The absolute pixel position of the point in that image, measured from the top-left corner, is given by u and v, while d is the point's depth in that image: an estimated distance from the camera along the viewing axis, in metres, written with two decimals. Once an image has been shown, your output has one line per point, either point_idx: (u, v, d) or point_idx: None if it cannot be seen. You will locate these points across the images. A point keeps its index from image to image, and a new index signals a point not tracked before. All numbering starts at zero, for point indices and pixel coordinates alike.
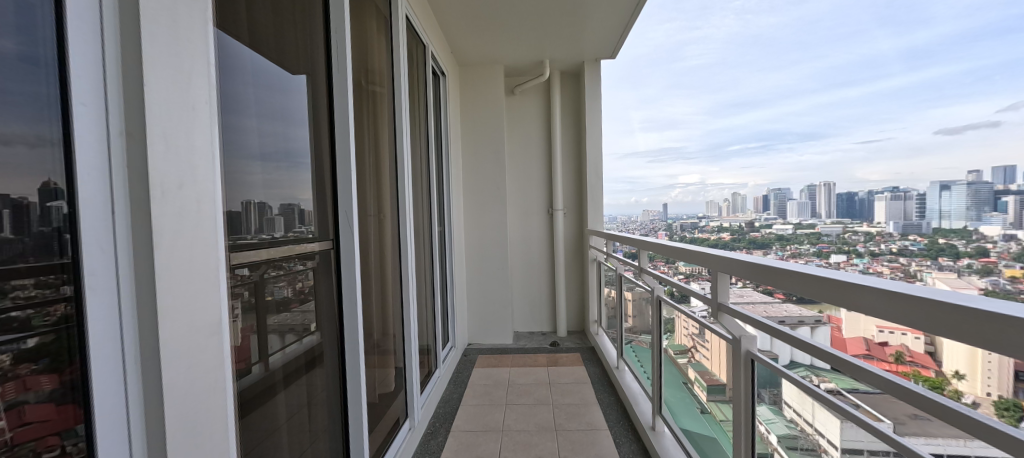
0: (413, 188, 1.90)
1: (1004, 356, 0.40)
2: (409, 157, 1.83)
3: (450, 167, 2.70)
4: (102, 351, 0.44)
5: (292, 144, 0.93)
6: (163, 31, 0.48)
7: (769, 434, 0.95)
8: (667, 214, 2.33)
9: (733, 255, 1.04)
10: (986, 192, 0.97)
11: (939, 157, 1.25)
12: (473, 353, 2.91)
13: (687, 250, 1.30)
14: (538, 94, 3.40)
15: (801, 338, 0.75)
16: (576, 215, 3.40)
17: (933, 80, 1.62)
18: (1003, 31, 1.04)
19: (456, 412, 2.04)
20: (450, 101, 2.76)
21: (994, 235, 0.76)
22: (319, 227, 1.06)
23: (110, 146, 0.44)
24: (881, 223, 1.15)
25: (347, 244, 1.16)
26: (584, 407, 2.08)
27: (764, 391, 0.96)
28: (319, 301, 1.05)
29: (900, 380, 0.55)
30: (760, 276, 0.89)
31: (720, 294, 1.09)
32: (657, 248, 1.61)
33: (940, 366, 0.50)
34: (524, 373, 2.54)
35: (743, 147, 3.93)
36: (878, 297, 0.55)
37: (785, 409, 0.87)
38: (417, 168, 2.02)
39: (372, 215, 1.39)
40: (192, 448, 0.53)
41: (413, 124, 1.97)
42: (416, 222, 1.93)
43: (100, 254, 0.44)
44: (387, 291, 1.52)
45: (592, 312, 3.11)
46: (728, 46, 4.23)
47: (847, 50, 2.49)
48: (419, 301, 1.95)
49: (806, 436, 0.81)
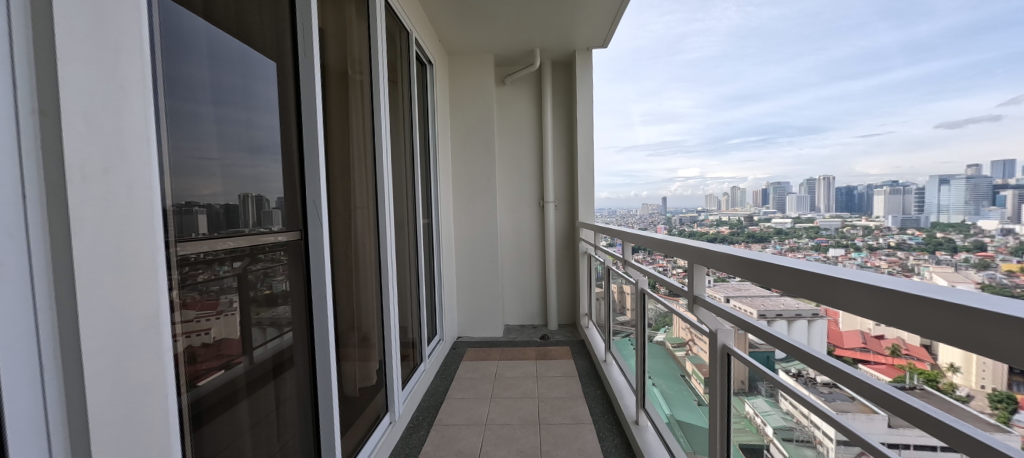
0: (396, 183, 1.87)
1: (998, 360, 0.40)
2: (391, 151, 1.82)
3: (437, 158, 2.67)
4: (16, 341, 0.43)
5: (256, 131, 0.90)
6: (79, 4, 0.48)
7: (765, 425, 0.96)
8: (667, 210, 2.40)
9: (732, 250, 1.02)
10: (986, 187, 0.98)
11: (938, 150, 1.25)
12: (462, 346, 2.92)
13: (684, 244, 1.28)
14: (529, 85, 3.37)
15: (795, 342, 0.77)
16: (567, 207, 3.39)
17: (937, 73, 1.61)
18: (1006, 23, 1.03)
19: (440, 405, 2.06)
20: (437, 90, 2.71)
21: (993, 229, 0.77)
22: (288, 218, 1.03)
23: (18, 124, 0.43)
24: (881, 217, 1.18)
25: (317, 236, 1.11)
26: (570, 401, 2.10)
27: (761, 384, 0.96)
28: (295, 296, 1.05)
29: (874, 383, 0.58)
30: (756, 271, 0.87)
31: (696, 288, 1.20)
32: (654, 242, 1.57)
33: (937, 359, 0.50)
34: (512, 367, 2.55)
35: (742, 140, 3.91)
36: (859, 291, 0.56)
37: (782, 401, 0.88)
38: (400, 158, 1.98)
39: (354, 208, 1.39)
40: (118, 445, 0.52)
41: (394, 114, 1.93)
42: (399, 217, 1.91)
43: (13, 240, 0.42)
44: (369, 286, 1.50)
45: (584, 305, 3.12)
46: (728, 38, 4.18)
47: (850, 42, 2.46)
48: (401, 296, 1.93)
49: (802, 427, 0.82)
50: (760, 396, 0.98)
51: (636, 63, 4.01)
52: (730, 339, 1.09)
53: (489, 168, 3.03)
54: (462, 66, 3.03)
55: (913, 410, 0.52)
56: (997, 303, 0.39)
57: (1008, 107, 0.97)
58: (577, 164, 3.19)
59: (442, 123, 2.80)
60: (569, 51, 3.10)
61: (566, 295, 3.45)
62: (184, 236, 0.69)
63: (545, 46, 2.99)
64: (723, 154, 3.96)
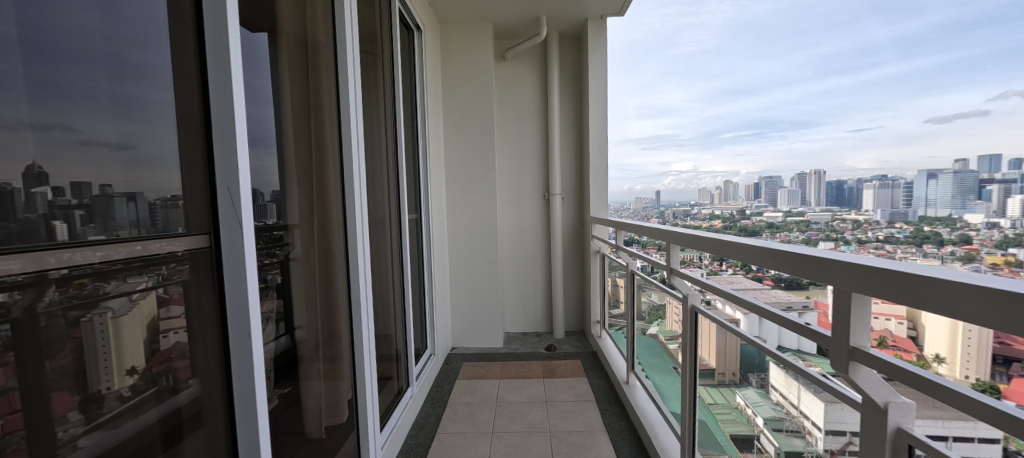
0: (374, 186, 1.79)
1: (988, 328, 0.46)
2: (372, 156, 1.76)
3: (428, 158, 2.62)
4: None
5: (141, 102, 0.62)
6: None
7: (757, 416, 1.07)
8: (660, 204, 2.41)
9: (732, 243, 1.08)
10: (972, 181, 1.01)
11: (927, 144, 1.28)
12: (457, 361, 2.88)
13: (683, 237, 1.39)
14: (529, 60, 3.34)
15: (791, 318, 0.82)
16: (575, 200, 3.40)
17: (928, 68, 1.64)
18: (995, 19, 1.05)
19: (431, 443, 1.91)
20: (427, 83, 2.62)
21: (977, 223, 0.80)
22: (190, 217, 0.73)
23: None
24: (870, 211, 1.20)
25: (231, 243, 0.80)
26: (590, 436, 1.90)
27: (753, 376, 1.07)
28: (201, 323, 0.76)
29: (912, 368, 0.55)
30: (776, 260, 0.88)
31: (855, 333, 0.65)
32: (650, 234, 1.73)
33: (921, 350, 0.55)
34: (513, 388, 2.43)
35: (736, 134, 3.94)
36: (862, 281, 0.61)
37: (773, 393, 0.97)
38: (376, 160, 1.84)
39: (326, 208, 1.35)
40: None
41: (372, 105, 1.82)
42: (375, 218, 1.80)
43: None
44: (343, 296, 1.44)
45: (596, 312, 3.10)
46: (721, 32, 4.15)
47: (840, 37, 2.48)
48: (384, 311, 1.85)
49: (792, 418, 0.90)
50: (750, 388, 1.10)
51: (634, 57, 3.93)
52: (912, 421, 0.59)
53: (480, 159, 3.01)
54: (454, 55, 2.98)
55: (961, 397, 0.48)
56: (989, 283, 0.44)
57: (995, 102, 0.99)
58: (586, 154, 3.17)
59: (433, 126, 2.72)
60: (580, 20, 3.05)
61: (568, 297, 3.46)
62: (167, 231, 0.67)
63: (553, 14, 2.92)
64: (718, 148, 3.98)
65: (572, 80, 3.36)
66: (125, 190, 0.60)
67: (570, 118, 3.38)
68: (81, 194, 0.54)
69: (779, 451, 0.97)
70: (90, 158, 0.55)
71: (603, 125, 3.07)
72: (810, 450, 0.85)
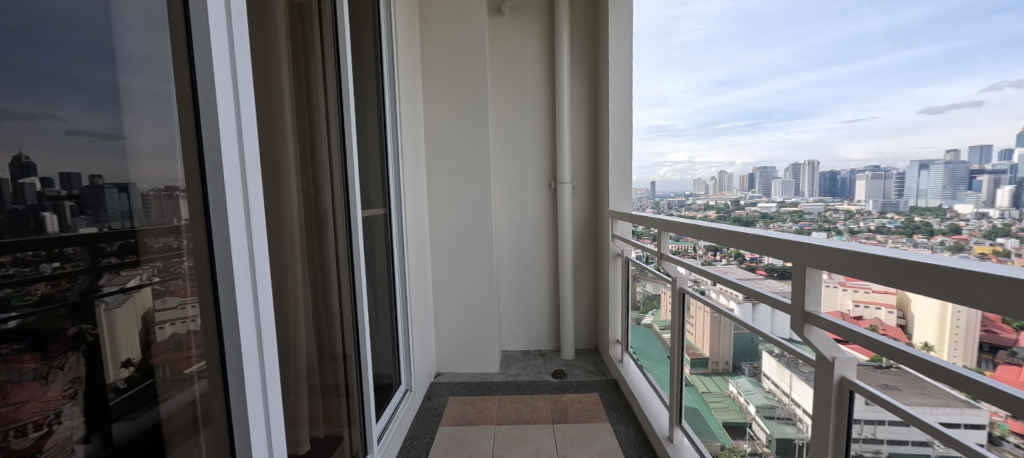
0: (313, 211, 1.46)
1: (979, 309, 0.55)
2: (322, 189, 1.54)
3: (400, 173, 2.45)
4: None
5: None
6: None
7: (747, 405, 1.21)
8: (654, 194, 2.46)
9: (734, 228, 1.19)
10: (962, 172, 1.03)
11: (918, 135, 1.31)
12: (439, 397, 2.76)
13: (680, 227, 1.53)
14: (518, 40, 3.30)
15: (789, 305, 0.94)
16: (582, 190, 3.40)
17: (920, 59, 1.65)
18: (986, 11, 1.05)
19: None
20: (400, 88, 2.47)
21: (966, 213, 0.83)
22: None
23: None
24: (862, 202, 1.19)
25: None
26: None
27: (744, 364, 1.22)
28: None
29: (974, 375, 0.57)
30: (777, 248, 0.98)
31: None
32: (645, 221, 1.88)
33: (909, 338, 0.68)
34: (513, 443, 2.19)
35: (731, 125, 3.99)
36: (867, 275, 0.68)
37: (765, 382, 1.12)
38: (315, 185, 1.48)
39: (279, 223, 1.22)
40: None
41: (328, 114, 1.61)
42: (318, 235, 1.48)
43: None
44: (302, 332, 1.31)
45: (617, 332, 3.04)
46: (719, 21, 3.92)
47: (834, 27, 2.47)
48: (365, 360, 1.73)
49: (784, 406, 1.03)
50: (742, 377, 1.24)
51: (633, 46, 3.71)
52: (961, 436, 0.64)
53: (472, 157, 2.98)
54: (437, 47, 2.90)
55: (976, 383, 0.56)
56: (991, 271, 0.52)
57: (988, 94, 1.01)
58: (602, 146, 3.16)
59: (407, 130, 2.58)
60: None
61: (580, 302, 3.50)
62: (162, 222, 0.77)
63: None
64: (713, 139, 4.04)
65: (579, 63, 3.34)
66: (117, 181, 0.68)
67: (579, 107, 3.36)
68: (70, 185, 0.60)
69: (772, 439, 1.09)
70: (76, 147, 0.61)
71: (613, 118, 2.99)
72: (801, 436, 0.97)
